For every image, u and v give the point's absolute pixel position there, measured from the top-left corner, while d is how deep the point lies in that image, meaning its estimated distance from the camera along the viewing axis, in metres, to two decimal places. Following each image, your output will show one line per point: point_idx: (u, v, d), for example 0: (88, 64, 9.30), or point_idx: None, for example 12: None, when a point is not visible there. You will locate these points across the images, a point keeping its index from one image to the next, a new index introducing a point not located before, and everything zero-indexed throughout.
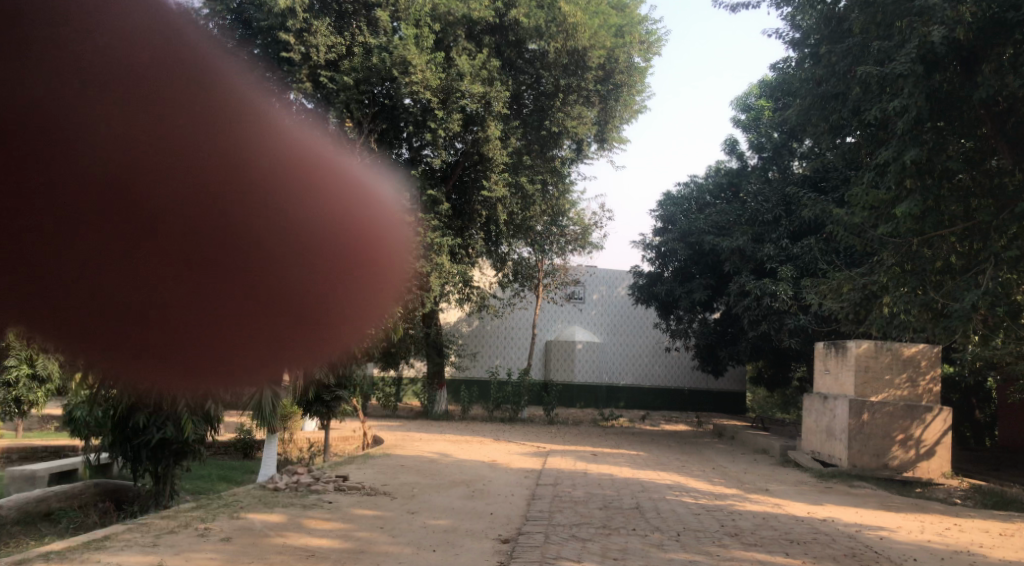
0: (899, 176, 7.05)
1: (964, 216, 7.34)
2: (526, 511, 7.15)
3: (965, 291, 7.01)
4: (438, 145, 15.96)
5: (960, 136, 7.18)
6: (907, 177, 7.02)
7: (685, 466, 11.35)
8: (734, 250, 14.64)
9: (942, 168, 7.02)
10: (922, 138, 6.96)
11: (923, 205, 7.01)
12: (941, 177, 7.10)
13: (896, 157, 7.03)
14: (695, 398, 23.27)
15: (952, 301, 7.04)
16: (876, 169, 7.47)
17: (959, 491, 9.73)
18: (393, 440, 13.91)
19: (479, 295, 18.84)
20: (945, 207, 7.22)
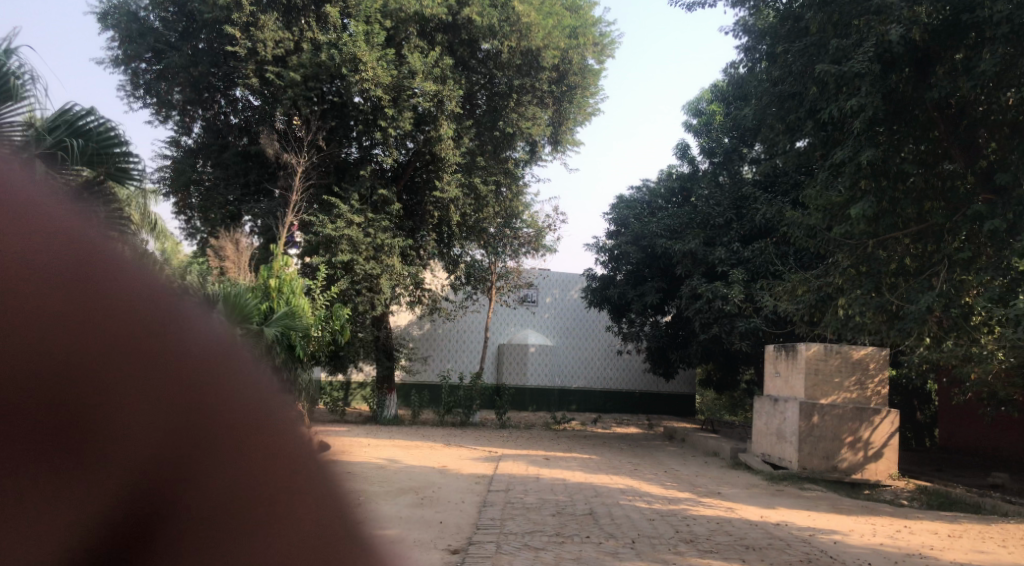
0: (854, 177, 7.08)
1: (917, 218, 7.47)
2: (477, 519, 6.91)
3: (919, 294, 7.03)
4: (389, 144, 15.93)
5: (915, 138, 7.31)
6: (862, 178, 7.11)
7: (637, 469, 11.25)
8: (687, 253, 14.65)
9: (897, 170, 7.16)
10: (878, 139, 7.06)
11: (879, 205, 7.11)
12: (894, 179, 7.22)
13: (851, 158, 7.06)
14: (646, 401, 23.36)
15: (907, 303, 7.03)
16: (832, 168, 7.49)
17: (906, 493, 9.84)
18: (341, 445, 13.50)
19: (430, 298, 18.55)
20: (902, 210, 7.34)
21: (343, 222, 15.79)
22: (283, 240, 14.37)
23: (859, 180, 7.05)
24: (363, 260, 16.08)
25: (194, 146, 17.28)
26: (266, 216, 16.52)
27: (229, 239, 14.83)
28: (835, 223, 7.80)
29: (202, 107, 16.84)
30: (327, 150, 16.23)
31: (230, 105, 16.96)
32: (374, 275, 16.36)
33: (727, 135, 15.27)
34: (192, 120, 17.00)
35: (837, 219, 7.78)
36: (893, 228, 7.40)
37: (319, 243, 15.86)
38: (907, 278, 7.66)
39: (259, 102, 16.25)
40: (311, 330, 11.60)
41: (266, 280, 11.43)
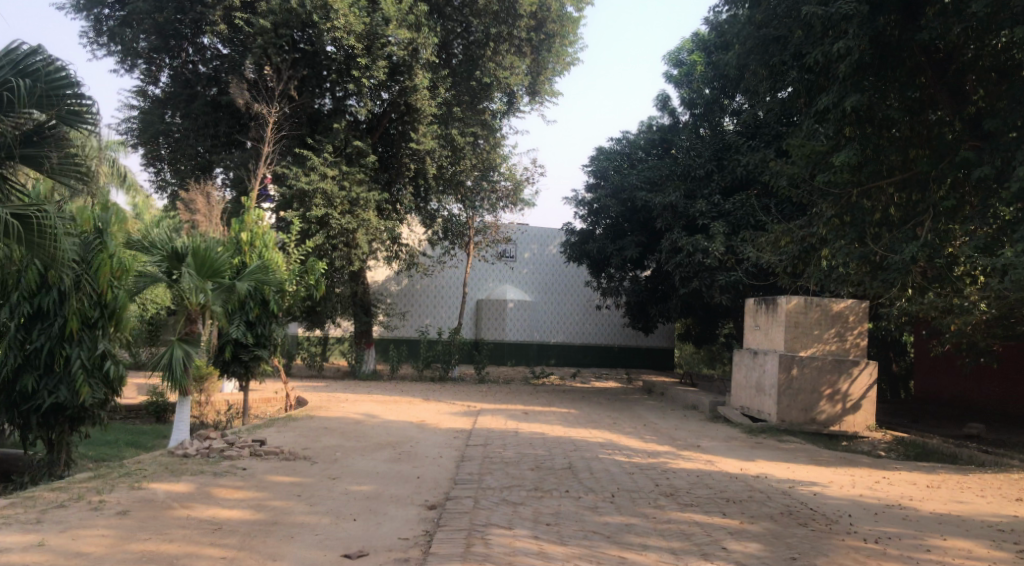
0: (839, 123, 6.98)
1: (902, 166, 7.29)
2: (455, 473, 6.80)
3: (903, 244, 6.98)
4: (363, 95, 15.47)
5: (901, 84, 7.10)
6: (847, 125, 6.96)
7: (617, 423, 11.24)
8: (666, 207, 14.47)
9: (882, 117, 6.98)
10: (864, 85, 6.84)
11: (864, 153, 6.99)
12: (880, 125, 7.12)
13: (836, 104, 6.90)
14: (624, 355, 23.46)
15: (890, 254, 7.04)
16: (818, 115, 7.36)
17: (882, 443, 9.93)
18: (318, 401, 13.34)
19: (408, 253, 18.30)
20: (885, 158, 7.17)
21: (317, 175, 15.40)
22: (255, 193, 13.98)
23: (844, 127, 7.02)
24: (338, 214, 15.77)
25: (161, 96, 16.67)
26: (238, 169, 16.04)
27: (200, 192, 14.41)
28: (819, 170, 7.62)
29: (169, 55, 16.20)
30: (300, 100, 15.78)
31: (198, 53, 16.32)
32: (349, 230, 16.06)
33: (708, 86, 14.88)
34: (159, 68, 16.36)
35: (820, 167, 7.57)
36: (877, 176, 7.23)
37: (293, 196, 15.48)
38: (891, 228, 7.55)
39: (228, 49, 15.67)
40: (286, 285, 11.29)
41: (237, 234, 11.07)
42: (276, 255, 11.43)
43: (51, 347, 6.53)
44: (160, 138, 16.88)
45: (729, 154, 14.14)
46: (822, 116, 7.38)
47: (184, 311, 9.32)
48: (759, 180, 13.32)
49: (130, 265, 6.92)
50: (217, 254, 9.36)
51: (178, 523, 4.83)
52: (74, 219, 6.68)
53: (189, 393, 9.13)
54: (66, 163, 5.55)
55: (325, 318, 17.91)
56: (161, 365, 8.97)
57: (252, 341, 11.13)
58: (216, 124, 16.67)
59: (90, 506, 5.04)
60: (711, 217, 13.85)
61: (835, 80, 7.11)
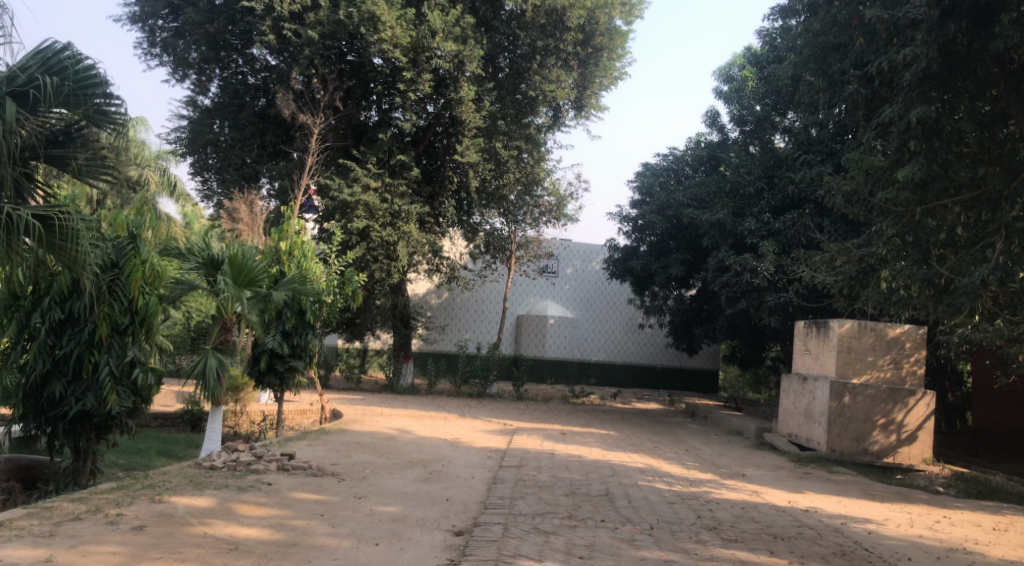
0: (902, 137, 6.56)
1: (970, 184, 6.87)
2: (485, 497, 6.51)
3: (972, 266, 6.45)
4: (408, 108, 15.46)
5: (970, 95, 6.63)
6: (911, 138, 6.53)
7: (657, 447, 10.83)
8: (713, 224, 14.08)
9: (951, 130, 6.52)
10: (933, 96, 6.47)
11: (930, 169, 6.48)
12: (948, 139, 6.58)
13: (901, 115, 6.54)
14: (666, 376, 22.91)
15: (956, 276, 6.50)
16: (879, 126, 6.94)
17: (941, 478, 9.33)
18: (353, 414, 13.20)
19: (449, 267, 18.16)
20: (954, 174, 6.67)
21: (360, 186, 15.38)
22: (298, 204, 14.01)
23: (908, 140, 6.52)
24: (379, 226, 15.75)
25: (210, 106, 16.94)
26: (281, 179, 16.14)
27: (244, 201, 14.55)
28: (879, 186, 7.20)
29: (220, 66, 16.50)
30: (346, 112, 15.66)
31: (247, 64, 16.56)
32: (390, 242, 16.01)
33: (759, 102, 14.50)
34: (209, 78, 16.67)
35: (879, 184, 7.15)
36: (944, 193, 6.74)
37: (335, 207, 15.50)
38: (956, 250, 7.05)
39: (276, 61, 15.82)
40: (324, 295, 11.23)
41: (276, 243, 11.01)
42: (315, 265, 11.42)
43: (80, 353, 6.49)
44: (208, 147, 17.15)
45: (780, 171, 13.61)
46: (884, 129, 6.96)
47: (220, 320, 9.30)
48: (813, 198, 12.75)
49: (162, 272, 6.88)
50: (254, 262, 9.31)
51: (194, 541, 4.64)
52: (106, 224, 6.71)
53: (223, 402, 9.09)
54: (93, 163, 5.43)
55: (364, 330, 17.86)
56: (196, 373, 8.95)
57: (288, 352, 11.04)
58: (262, 134, 16.83)
59: (107, 520, 4.88)
60: (760, 236, 13.37)
61: (901, 91, 6.73)
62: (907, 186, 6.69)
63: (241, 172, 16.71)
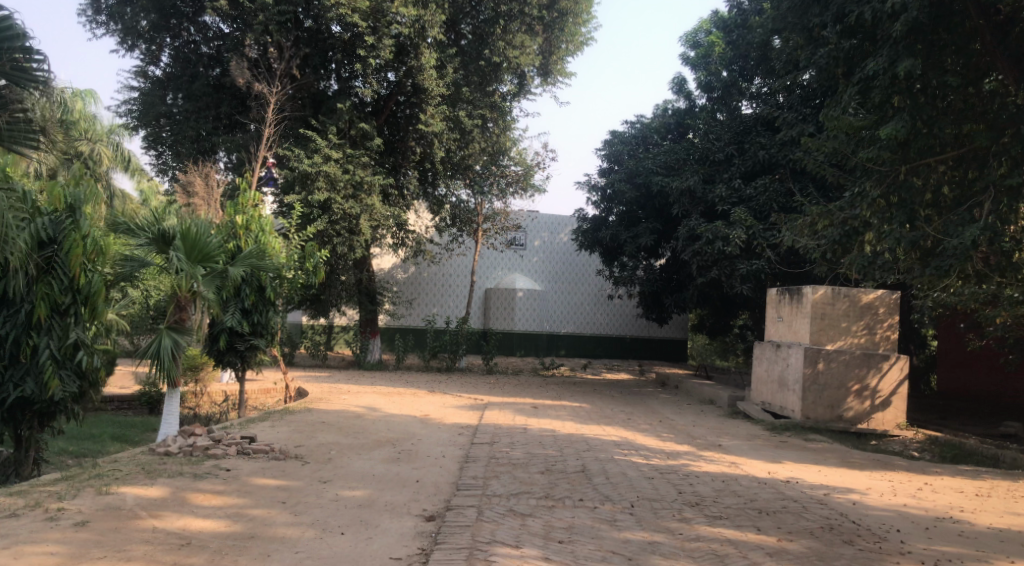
0: (887, 92, 6.41)
1: (954, 141, 6.70)
2: (457, 478, 6.22)
3: (961, 227, 6.27)
4: (368, 76, 14.87)
5: (955, 48, 6.48)
6: (895, 93, 6.41)
7: (631, 418, 10.65)
8: (684, 192, 13.85)
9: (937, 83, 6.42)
10: (920, 47, 6.29)
11: (914, 126, 6.37)
12: (933, 95, 6.51)
13: (886, 68, 6.37)
14: (636, 346, 22.84)
15: (945, 237, 6.35)
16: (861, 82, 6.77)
17: (915, 443, 9.30)
18: (319, 392, 12.79)
19: (415, 240, 17.74)
20: (940, 131, 6.54)
21: (321, 157, 14.83)
22: (256, 176, 13.58)
23: (892, 95, 6.38)
24: (341, 198, 15.22)
25: (162, 77, 16.11)
26: (239, 151, 15.48)
27: (199, 174, 13.94)
28: (864, 145, 7.14)
29: (169, 33, 15.75)
30: (304, 80, 15.00)
31: (199, 32, 15.89)
32: (352, 215, 15.49)
33: (728, 68, 14.25)
34: (159, 47, 15.87)
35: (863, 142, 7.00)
36: (928, 150, 6.64)
37: (294, 178, 14.92)
38: (942, 211, 6.88)
39: (230, 28, 15.14)
40: (284, 270, 10.80)
41: (231, 218, 10.50)
42: (273, 239, 10.96)
43: (18, 335, 5.99)
44: (161, 120, 16.22)
45: (750, 137, 13.43)
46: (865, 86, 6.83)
47: (174, 297, 8.85)
48: (784, 163, 12.58)
49: (105, 247, 6.38)
50: (208, 237, 8.85)
51: (141, 538, 4.25)
52: (42, 196, 6.19)
53: (178, 383, 8.70)
54: (13, 127, 5.00)
55: (329, 307, 17.37)
56: (150, 353, 8.53)
57: (248, 331, 10.59)
58: (216, 105, 16.11)
59: (46, 516, 4.47)
60: (731, 203, 13.19)
61: (885, 44, 6.51)
62: (891, 143, 6.58)
63: (197, 146, 15.99)
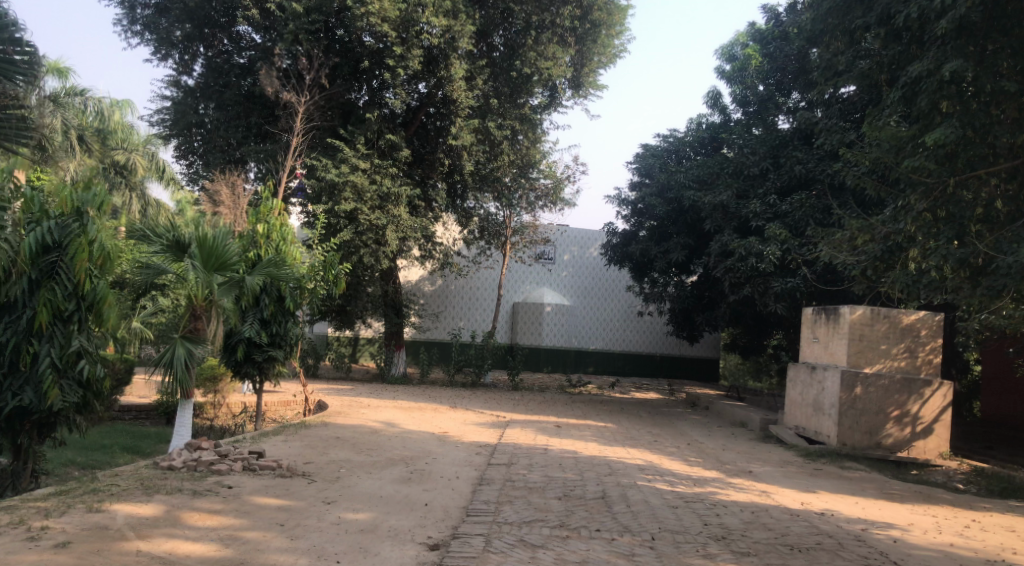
0: (935, 97, 6.18)
1: (1009, 153, 6.33)
2: (468, 502, 5.90)
3: (1016, 243, 5.82)
4: (398, 85, 14.69)
5: (1012, 51, 6.07)
6: (944, 98, 6.18)
7: (657, 440, 10.23)
8: (717, 207, 13.44)
9: (992, 88, 6.06)
10: (972, 50, 6.12)
11: (963, 133, 6.13)
12: (988, 101, 6.20)
13: (933, 71, 6.18)
14: (666, 364, 22.34)
15: (997, 255, 5.89)
16: (907, 86, 6.59)
17: (959, 475, 8.75)
18: (339, 405, 12.56)
19: (442, 252, 17.55)
20: (995, 140, 6.19)
21: (348, 167, 14.75)
22: (283, 186, 13.55)
23: (940, 100, 6.19)
24: (367, 209, 15.05)
25: (194, 87, 16.14)
26: (267, 161, 15.42)
27: (228, 183, 13.93)
28: (906, 155, 6.75)
29: (203, 43, 15.78)
30: (332, 90, 14.93)
31: (233, 43, 15.95)
32: (378, 226, 15.30)
33: (764, 82, 13.87)
34: (193, 57, 15.94)
35: (908, 151, 6.75)
36: (982, 161, 6.28)
37: (321, 188, 14.83)
38: (995, 228, 6.43)
39: (262, 38, 15.19)
40: (305, 281, 10.61)
41: (253, 226, 10.35)
42: (294, 248, 10.80)
43: (18, 342, 5.86)
44: (192, 129, 16.17)
45: (786, 151, 12.98)
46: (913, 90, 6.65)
47: (189, 307, 8.72)
48: (822, 177, 12.12)
49: (113, 253, 6.20)
50: (226, 245, 8.73)
51: (123, 562, 4.01)
52: (51, 200, 6.04)
53: (191, 393, 8.61)
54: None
55: (355, 319, 17.21)
56: (162, 362, 8.42)
57: (267, 341, 10.42)
58: (246, 115, 16.11)
59: (28, 535, 4.25)
60: (766, 218, 12.74)
61: (933, 46, 6.43)
62: (938, 151, 6.26)
63: (226, 156, 15.97)
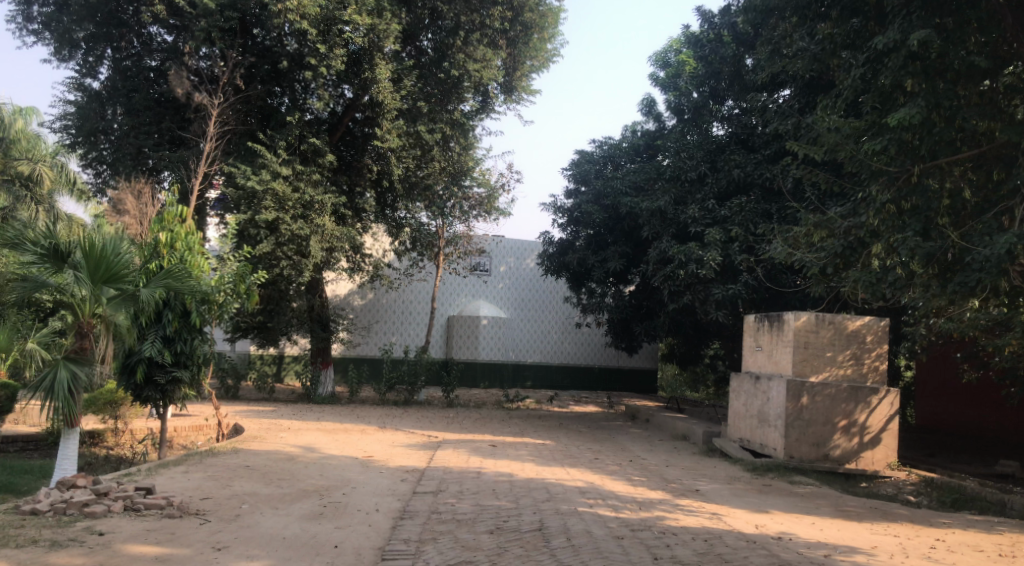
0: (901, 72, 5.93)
1: (975, 138, 6.26)
2: (386, 542, 5.13)
3: (988, 237, 5.60)
4: (320, 87, 13.76)
5: (978, 25, 6.06)
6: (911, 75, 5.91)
7: (599, 458, 9.59)
8: (654, 212, 13.00)
9: (960, 64, 5.99)
10: (936, 22, 5.94)
11: (932, 112, 5.85)
12: (953, 80, 6.09)
13: (899, 43, 5.89)
14: (605, 377, 21.89)
15: (970, 248, 5.64)
16: (869, 64, 6.46)
17: (909, 487, 8.42)
18: (256, 429, 11.52)
19: (372, 264, 16.62)
20: (963, 123, 6.04)
21: (268, 173, 13.74)
22: (193, 194, 12.53)
23: (904, 77, 5.97)
24: (289, 219, 14.08)
25: (99, 90, 14.68)
26: (178, 168, 14.27)
27: (131, 193, 12.96)
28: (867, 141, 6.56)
29: (110, 44, 14.52)
30: (249, 92, 14.00)
31: (144, 45, 14.72)
32: (301, 236, 14.31)
33: (697, 89, 13.34)
34: (98, 58, 14.59)
35: (867, 137, 6.61)
36: (950, 145, 6.14)
37: (239, 196, 13.80)
38: (965, 219, 6.24)
39: (173, 37, 14.11)
40: (213, 295, 9.62)
41: (155, 234, 9.33)
42: (201, 258, 9.82)
43: None
44: (99, 136, 14.71)
45: (723, 155, 12.71)
46: (873, 69, 6.52)
47: (74, 324, 7.65)
48: (760, 182, 11.82)
49: None
50: (118, 254, 7.73)
51: None
52: None
53: (78, 422, 7.62)
54: None
55: (278, 336, 16.15)
56: (42, 388, 7.39)
57: (170, 361, 9.39)
58: (158, 121, 14.83)
59: None
60: (704, 224, 12.35)
61: (894, 20, 6.19)
62: (901, 135, 6.04)
63: (137, 164, 14.70)
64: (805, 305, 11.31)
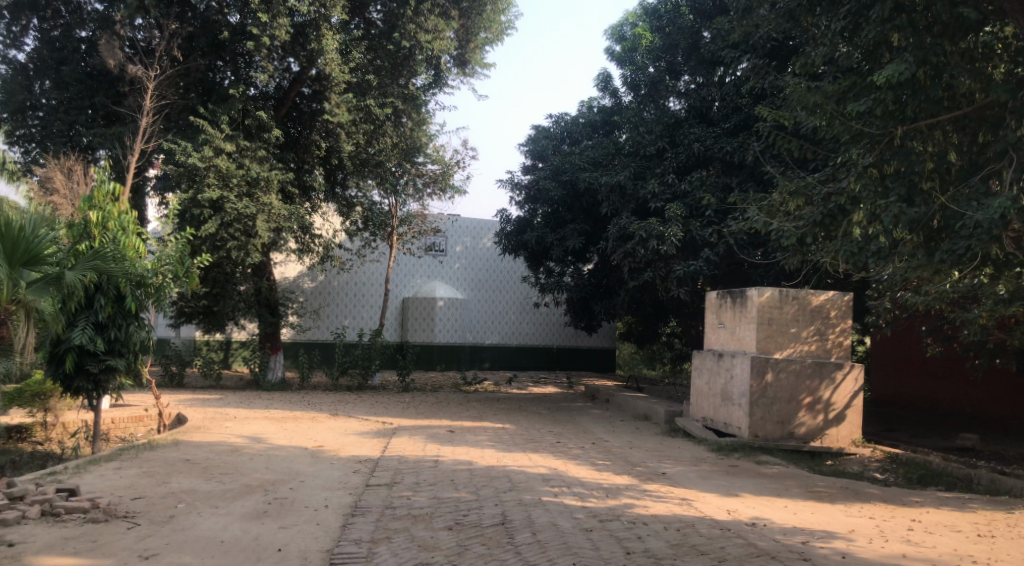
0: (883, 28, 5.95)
1: (957, 101, 6.10)
2: (335, 542, 4.71)
3: (977, 203, 5.42)
4: (263, 58, 12.99)
5: None
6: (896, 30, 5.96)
7: (560, 442, 9.26)
8: (612, 188, 12.62)
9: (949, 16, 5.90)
10: None
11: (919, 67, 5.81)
12: (940, 33, 6.03)
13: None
14: (563, 357, 21.65)
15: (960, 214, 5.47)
16: (850, 17, 6.29)
17: (875, 464, 8.29)
18: (200, 419, 10.90)
19: (322, 245, 15.91)
20: (951, 81, 5.94)
21: (211, 150, 12.96)
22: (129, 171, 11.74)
23: (891, 31, 5.95)
24: (235, 197, 13.33)
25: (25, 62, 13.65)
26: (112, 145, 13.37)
27: (61, 170, 12.01)
28: (847, 102, 6.47)
29: (35, 13, 13.51)
30: (187, 65, 13.36)
31: (72, 14, 13.70)
32: (247, 216, 13.55)
33: (653, 63, 13.00)
34: (23, 29, 13.54)
35: (849, 97, 6.49)
36: (937, 106, 6.04)
37: (179, 173, 13.00)
38: (952, 182, 6.07)
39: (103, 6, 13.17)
40: (148, 279, 8.91)
41: (84, 214, 8.58)
42: (136, 239, 9.08)
43: None
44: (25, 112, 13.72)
45: (682, 130, 12.41)
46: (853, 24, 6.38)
47: None
48: (720, 156, 11.56)
49: None
50: (37, 234, 7.01)
51: None
52: None
53: None
54: None
55: (224, 321, 15.39)
56: None
57: (103, 349, 8.65)
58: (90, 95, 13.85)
59: None
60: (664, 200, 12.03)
61: None
62: (887, 95, 5.96)
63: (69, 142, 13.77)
64: (771, 279, 11.14)
